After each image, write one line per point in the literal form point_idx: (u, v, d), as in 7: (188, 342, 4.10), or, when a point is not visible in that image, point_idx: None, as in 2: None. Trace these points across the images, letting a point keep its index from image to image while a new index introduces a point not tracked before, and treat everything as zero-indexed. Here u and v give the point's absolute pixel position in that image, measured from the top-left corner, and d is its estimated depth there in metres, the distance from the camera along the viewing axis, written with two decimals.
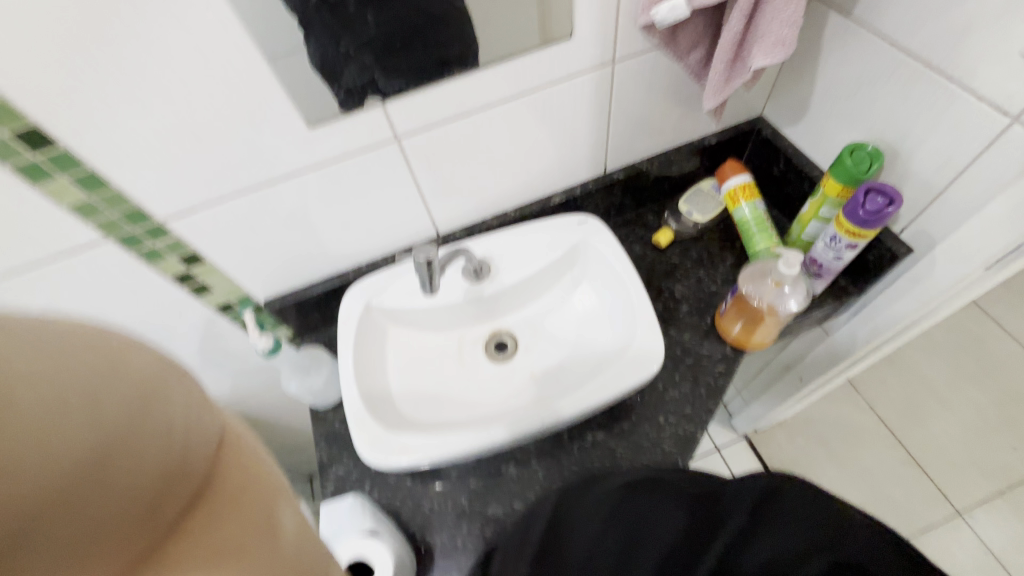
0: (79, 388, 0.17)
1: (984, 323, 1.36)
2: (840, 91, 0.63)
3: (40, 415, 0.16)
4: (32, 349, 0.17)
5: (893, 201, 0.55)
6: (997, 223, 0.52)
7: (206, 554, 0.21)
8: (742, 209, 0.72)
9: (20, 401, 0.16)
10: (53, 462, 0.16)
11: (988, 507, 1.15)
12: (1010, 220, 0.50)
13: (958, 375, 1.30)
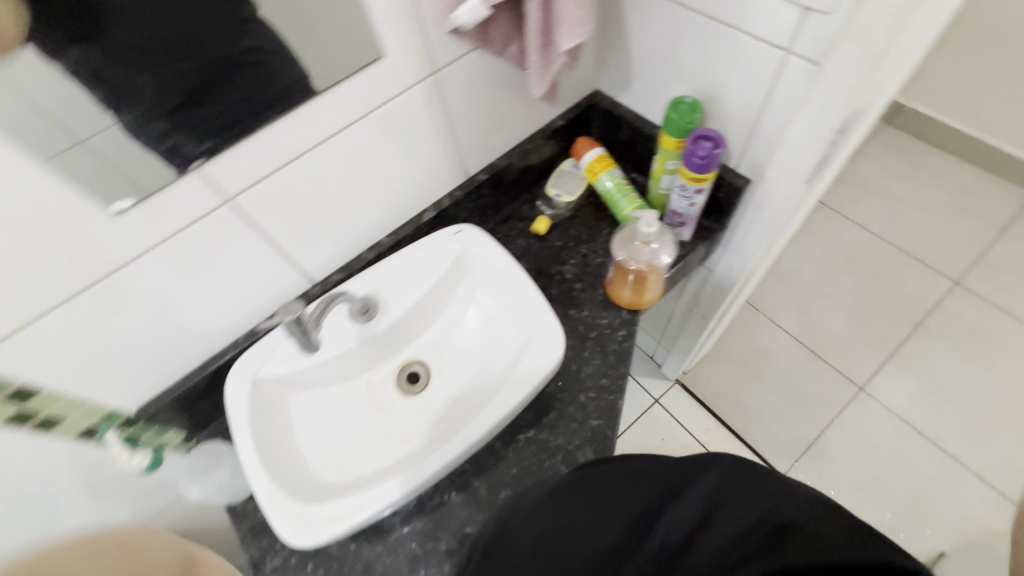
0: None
1: (837, 220, 1.56)
2: (652, 52, 0.67)
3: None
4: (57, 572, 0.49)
5: (718, 143, 0.60)
6: (802, 140, 0.58)
7: None
8: (604, 181, 0.76)
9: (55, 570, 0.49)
10: None
11: (883, 376, 1.31)
12: (811, 137, 0.57)
13: (830, 271, 1.47)
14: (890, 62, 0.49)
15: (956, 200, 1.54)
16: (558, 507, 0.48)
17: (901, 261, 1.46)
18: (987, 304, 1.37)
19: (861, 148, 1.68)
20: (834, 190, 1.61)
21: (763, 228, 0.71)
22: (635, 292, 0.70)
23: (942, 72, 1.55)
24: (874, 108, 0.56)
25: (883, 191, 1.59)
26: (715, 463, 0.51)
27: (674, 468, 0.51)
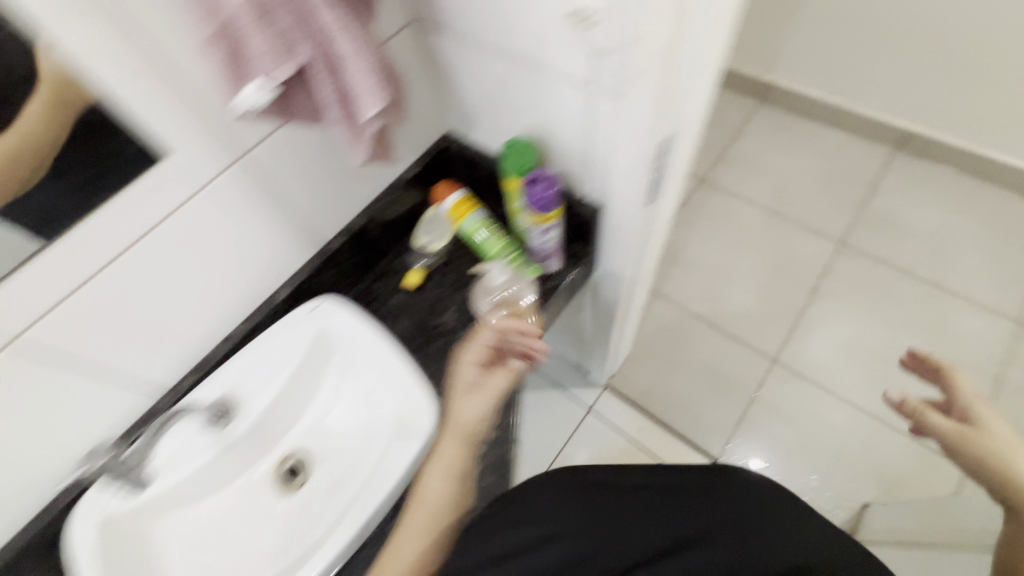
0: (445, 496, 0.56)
1: (731, 201, 1.63)
2: (483, 93, 0.66)
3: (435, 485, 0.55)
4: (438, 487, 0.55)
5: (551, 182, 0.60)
6: (628, 171, 0.58)
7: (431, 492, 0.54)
8: (478, 236, 0.74)
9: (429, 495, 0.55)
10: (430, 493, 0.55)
11: (792, 345, 1.38)
12: (635, 167, 0.57)
13: (732, 251, 1.54)
14: (684, 87, 0.50)
15: (831, 165, 1.65)
16: (568, 486, 0.63)
17: (792, 230, 1.55)
18: (870, 258, 1.47)
19: (742, 128, 1.77)
20: (724, 172, 1.68)
21: (625, 250, 0.72)
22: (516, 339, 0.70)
23: (796, 48, 1.65)
24: (687, 130, 0.57)
25: (768, 167, 1.68)
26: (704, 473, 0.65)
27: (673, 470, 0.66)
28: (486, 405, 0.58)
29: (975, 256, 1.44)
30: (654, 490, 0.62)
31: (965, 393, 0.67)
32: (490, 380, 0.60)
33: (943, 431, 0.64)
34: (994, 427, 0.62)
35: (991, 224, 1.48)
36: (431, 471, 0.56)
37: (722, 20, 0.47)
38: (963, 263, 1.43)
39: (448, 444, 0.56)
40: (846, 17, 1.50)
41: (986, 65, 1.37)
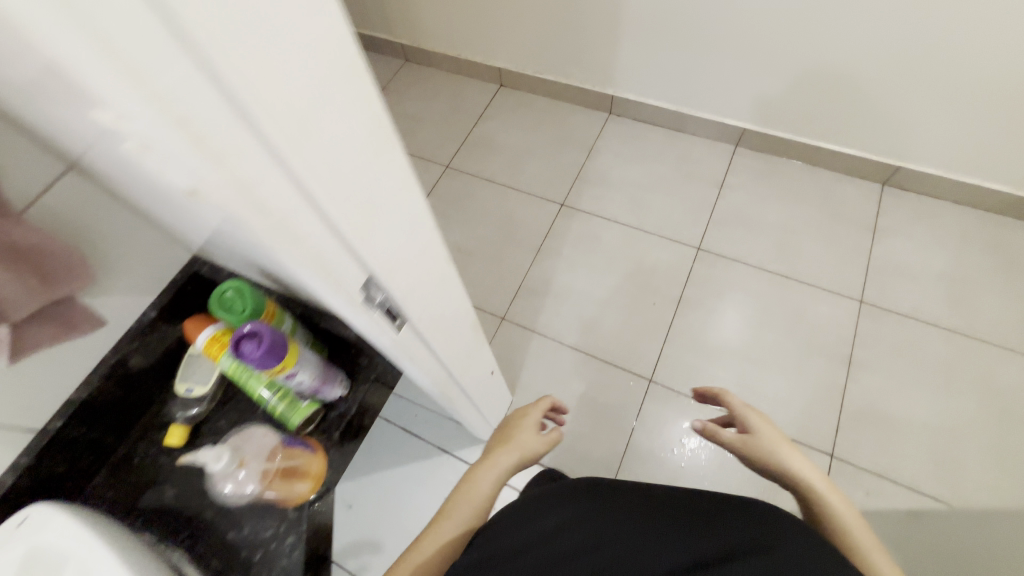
0: (481, 495, 0.78)
1: (592, 221, 1.64)
2: (195, 228, 0.58)
3: (481, 483, 0.79)
4: (484, 486, 0.79)
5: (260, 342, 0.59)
6: (354, 314, 0.52)
7: (476, 485, 0.79)
8: (262, 395, 0.66)
9: (478, 489, 0.78)
10: (483, 483, 0.79)
11: (665, 362, 1.39)
12: (356, 313, 0.51)
13: (599, 274, 1.54)
14: (359, 237, 0.43)
15: (680, 171, 1.69)
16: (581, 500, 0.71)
17: (652, 243, 1.57)
18: (725, 260, 1.51)
19: (594, 145, 1.79)
20: (582, 193, 1.69)
21: (414, 351, 0.66)
22: (313, 480, 0.83)
23: (627, 61, 1.67)
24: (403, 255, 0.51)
25: (624, 181, 1.70)
26: (712, 492, 0.71)
27: (692, 489, 0.73)
28: (536, 447, 0.88)
29: (815, 244, 1.52)
30: (660, 498, 0.69)
31: (738, 405, 0.83)
32: (537, 436, 0.91)
33: (733, 440, 0.79)
34: (763, 429, 0.78)
35: (826, 209, 1.56)
36: (490, 475, 0.80)
37: (365, 165, 0.39)
38: (806, 252, 1.50)
39: (511, 457, 0.83)
40: (660, 28, 1.52)
41: (787, 62, 1.43)
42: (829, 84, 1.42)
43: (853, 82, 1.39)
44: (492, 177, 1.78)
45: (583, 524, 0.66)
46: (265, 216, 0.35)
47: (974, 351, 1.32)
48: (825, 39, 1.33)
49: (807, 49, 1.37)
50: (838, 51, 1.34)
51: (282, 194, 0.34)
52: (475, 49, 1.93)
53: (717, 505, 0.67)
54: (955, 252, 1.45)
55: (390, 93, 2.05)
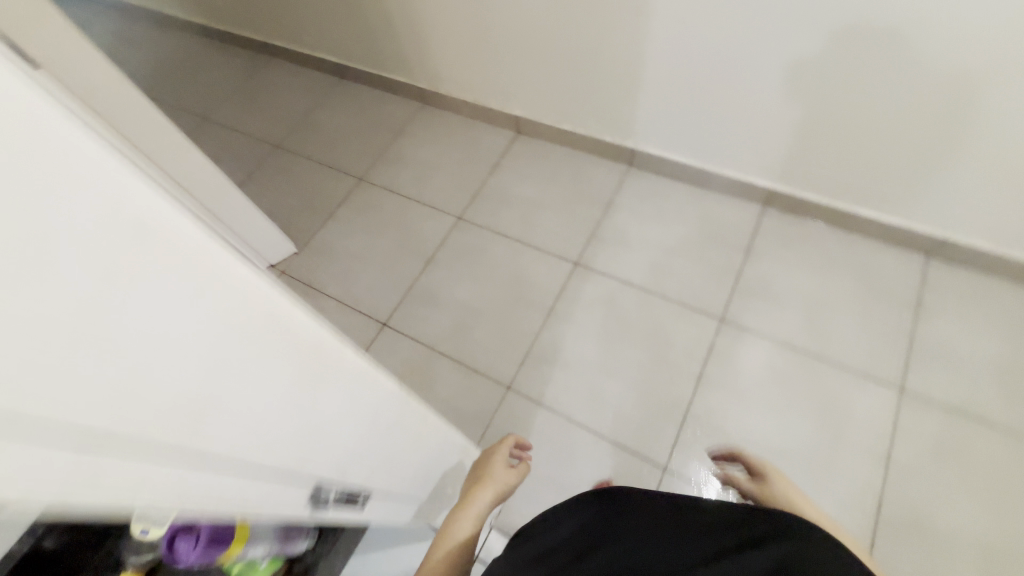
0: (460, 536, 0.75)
1: (607, 284, 1.55)
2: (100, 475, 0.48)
3: (457, 522, 0.77)
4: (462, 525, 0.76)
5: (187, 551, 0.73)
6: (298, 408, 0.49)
7: (454, 525, 0.76)
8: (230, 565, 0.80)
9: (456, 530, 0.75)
10: (461, 522, 0.77)
11: (681, 448, 1.30)
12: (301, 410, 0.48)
13: (613, 343, 1.45)
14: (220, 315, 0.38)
15: (703, 233, 1.60)
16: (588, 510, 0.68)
17: (670, 311, 1.48)
18: (749, 336, 1.41)
19: (613, 200, 1.71)
20: (598, 252, 1.62)
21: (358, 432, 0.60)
22: None
23: (649, 115, 1.60)
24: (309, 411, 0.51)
25: (643, 241, 1.61)
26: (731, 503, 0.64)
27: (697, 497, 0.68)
28: (508, 480, 0.87)
29: (849, 320, 1.40)
30: (674, 512, 0.64)
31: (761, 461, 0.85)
32: (510, 473, 0.89)
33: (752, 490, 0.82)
34: (781, 482, 0.80)
35: (861, 281, 1.45)
36: (468, 515, 0.78)
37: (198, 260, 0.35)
38: (837, 330, 1.39)
39: (487, 492, 0.82)
40: (687, 84, 1.45)
41: (823, 124, 1.33)
42: (869, 148, 1.33)
43: (894, 146, 1.29)
44: (504, 231, 1.71)
45: (586, 541, 0.63)
46: (129, 423, 0.37)
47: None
48: (867, 99, 1.24)
49: (847, 110, 1.28)
50: (882, 112, 1.25)
51: (137, 396, 0.36)
52: (493, 97, 1.88)
53: (738, 516, 0.60)
54: (1009, 337, 1.32)
55: (406, 138, 2.01)
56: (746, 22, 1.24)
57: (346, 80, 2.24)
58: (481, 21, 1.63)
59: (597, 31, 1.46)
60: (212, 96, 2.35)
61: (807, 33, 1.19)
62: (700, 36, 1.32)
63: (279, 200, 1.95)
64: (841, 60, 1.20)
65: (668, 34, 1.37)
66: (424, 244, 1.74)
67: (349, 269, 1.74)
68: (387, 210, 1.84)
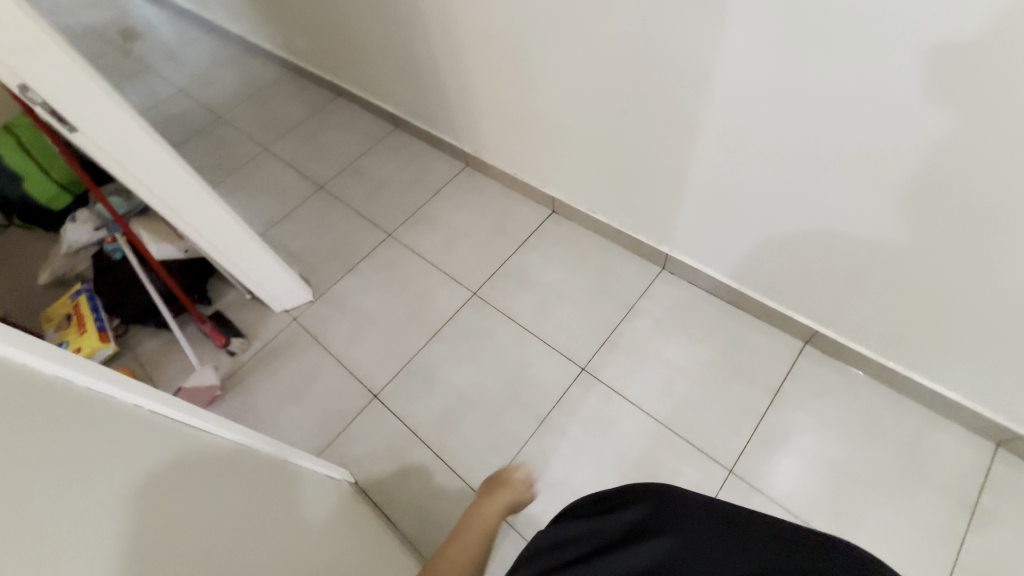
0: None
1: (611, 400, 1.43)
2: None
3: None
4: None
5: None
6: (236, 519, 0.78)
7: None
8: None
9: None
10: None
11: None
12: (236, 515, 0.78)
13: (603, 470, 1.33)
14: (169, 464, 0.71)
15: (729, 362, 1.45)
16: (647, 502, 0.67)
17: (675, 448, 1.33)
18: (758, 497, 1.24)
19: (636, 304, 1.59)
20: (608, 360, 1.50)
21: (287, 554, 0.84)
22: None
23: (692, 222, 1.46)
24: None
25: (659, 357, 1.48)
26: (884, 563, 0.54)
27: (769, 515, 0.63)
28: None
29: (883, 504, 1.20)
30: (740, 527, 0.60)
31: None
32: None
33: None
34: None
35: (910, 462, 1.24)
36: None
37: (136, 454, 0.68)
38: (867, 515, 1.19)
39: None
40: (751, 187, 1.24)
41: (936, 261, 1.04)
42: (969, 317, 1.08)
43: (986, 323, 1.06)
44: (517, 317, 1.63)
45: (634, 531, 0.63)
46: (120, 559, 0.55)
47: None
48: (929, 278, 1.08)
49: (972, 254, 0.99)
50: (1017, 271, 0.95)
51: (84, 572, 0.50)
52: (533, 173, 1.83)
53: (803, 546, 0.57)
54: None
55: (441, 198, 2.00)
56: (847, 129, 0.98)
57: (400, 130, 2.27)
58: (530, 102, 1.60)
59: (655, 116, 1.30)
60: (277, 126, 2.46)
61: (928, 154, 0.91)
62: (777, 138, 1.10)
63: (309, 243, 1.99)
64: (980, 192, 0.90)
65: (710, 160, 1.27)
66: (434, 316, 1.69)
67: (356, 328, 1.72)
68: (408, 271, 1.82)
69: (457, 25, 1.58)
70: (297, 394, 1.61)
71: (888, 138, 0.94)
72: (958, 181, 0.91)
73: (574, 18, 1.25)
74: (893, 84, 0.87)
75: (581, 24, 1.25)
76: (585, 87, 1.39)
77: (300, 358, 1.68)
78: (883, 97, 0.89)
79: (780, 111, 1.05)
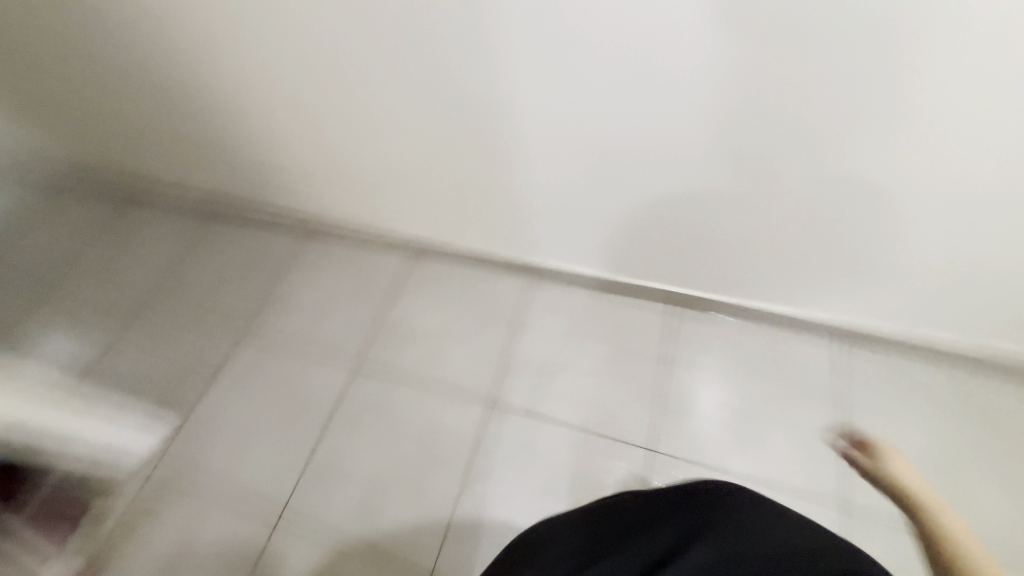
0: None
1: (525, 422, 1.41)
2: None
3: None
4: None
5: None
6: None
7: None
8: None
9: None
10: None
11: None
12: None
13: (538, 496, 1.30)
14: None
15: (619, 346, 1.50)
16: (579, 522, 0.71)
17: (599, 449, 1.34)
18: (681, 464, 1.30)
19: (521, 319, 1.59)
20: (511, 383, 1.48)
21: None
22: None
23: (545, 226, 1.50)
24: None
25: (557, 363, 1.49)
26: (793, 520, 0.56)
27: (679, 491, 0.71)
28: None
29: (776, 428, 1.33)
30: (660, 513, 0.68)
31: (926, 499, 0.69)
32: None
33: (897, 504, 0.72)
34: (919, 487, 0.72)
35: (784, 382, 1.40)
36: None
37: None
38: (768, 442, 1.31)
39: None
40: (591, 155, 1.26)
41: (756, 187, 1.19)
42: (793, 227, 1.24)
43: (803, 236, 1.26)
44: (409, 372, 1.54)
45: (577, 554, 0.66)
46: None
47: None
48: (754, 211, 1.24)
49: (785, 157, 1.12)
50: (818, 165, 1.11)
51: None
52: (381, 220, 1.75)
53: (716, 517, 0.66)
54: (935, 427, 1.31)
55: (289, 272, 1.82)
56: (654, 74, 1.06)
57: (215, 214, 2.02)
58: (359, 148, 1.53)
59: (485, 110, 1.26)
60: (50, 244, 2.01)
61: (736, 70, 1.01)
62: (597, 106, 1.16)
63: (140, 367, 1.67)
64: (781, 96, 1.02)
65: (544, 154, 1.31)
66: (320, 401, 1.53)
67: (232, 444, 1.49)
68: (275, 362, 1.63)
69: (259, 78, 1.45)
70: (179, 548, 1.35)
71: (699, 59, 1.01)
72: (752, 108, 1.05)
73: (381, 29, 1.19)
74: (681, 16, 0.96)
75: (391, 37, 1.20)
76: (412, 108, 1.35)
77: (174, 506, 1.42)
78: (675, 32, 0.99)
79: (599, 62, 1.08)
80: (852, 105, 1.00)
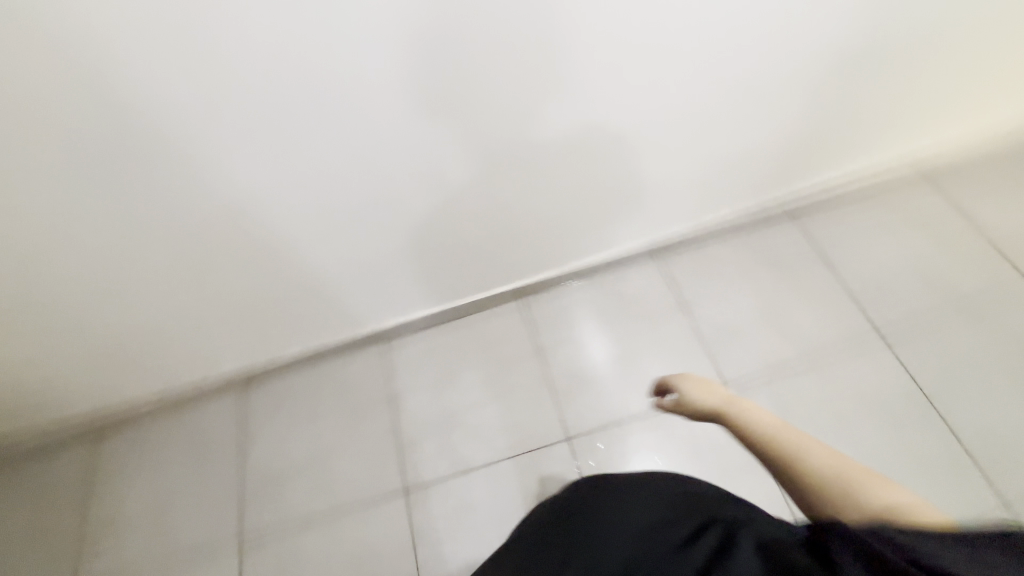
0: None
1: (450, 485, 1.34)
2: None
3: None
4: None
5: None
6: None
7: None
8: None
9: None
10: None
11: None
12: None
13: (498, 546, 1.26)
14: None
15: (495, 361, 1.50)
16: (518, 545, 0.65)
17: (527, 465, 1.34)
18: (598, 434, 1.37)
19: (394, 389, 1.49)
20: (417, 456, 1.39)
21: None
22: None
23: (363, 295, 1.42)
24: None
25: (450, 411, 1.44)
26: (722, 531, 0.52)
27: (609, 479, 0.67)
28: None
29: (651, 356, 1.48)
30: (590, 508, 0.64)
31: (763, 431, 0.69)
32: None
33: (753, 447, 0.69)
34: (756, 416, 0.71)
35: (637, 315, 1.55)
36: None
37: None
38: (650, 372, 1.45)
39: None
40: (365, 201, 1.19)
41: (515, 177, 1.26)
42: (576, 189, 1.35)
43: (584, 197, 1.37)
44: (309, 512, 1.35)
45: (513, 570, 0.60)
46: None
47: (828, 365, 1.43)
48: (527, 197, 1.31)
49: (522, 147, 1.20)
50: (566, 132, 1.20)
51: None
52: (185, 371, 1.46)
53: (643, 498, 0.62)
54: (753, 286, 1.57)
55: (97, 486, 1.43)
56: (371, 127, 1.05)
57: None
58: (109, 311, 1.25)
59: (228, 201, 1.10)
60: None
61: (439, 93, 1.04)
62: (336, 174, 1.12)
63: None
64: (503, 81, 1.06)
65: (314, 238, 1.23)
66: None
67: None
68: None
69: None
70: None
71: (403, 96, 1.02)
72: (473, 116, 1.10)
73: (47, 163, 0.95)
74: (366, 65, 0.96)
75: (60, 168, 0.96)
76: (141, 237, 1.12)
77: None
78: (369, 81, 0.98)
79: (314, 134, 1.03)
80: (561, 69, 1.08)
